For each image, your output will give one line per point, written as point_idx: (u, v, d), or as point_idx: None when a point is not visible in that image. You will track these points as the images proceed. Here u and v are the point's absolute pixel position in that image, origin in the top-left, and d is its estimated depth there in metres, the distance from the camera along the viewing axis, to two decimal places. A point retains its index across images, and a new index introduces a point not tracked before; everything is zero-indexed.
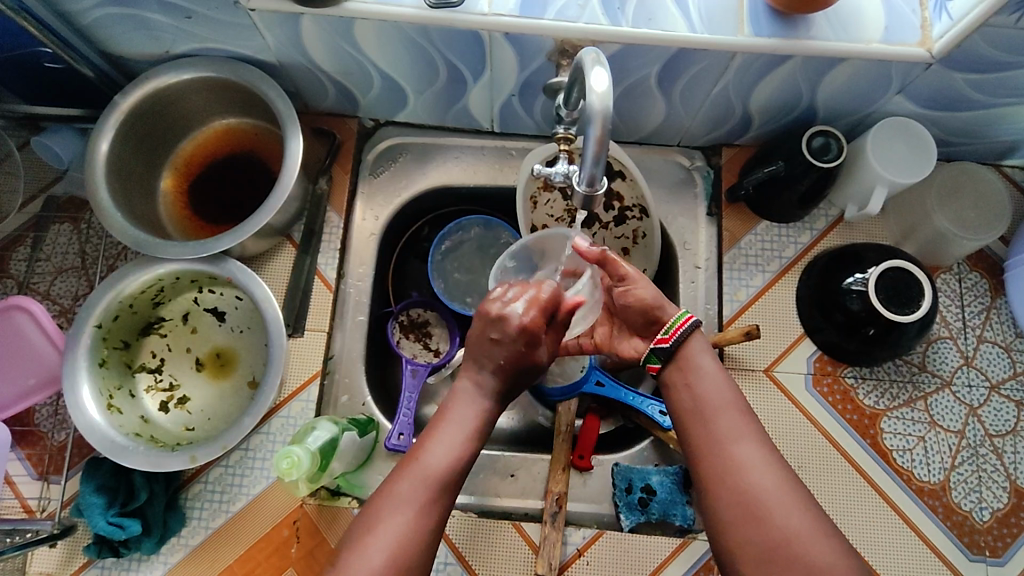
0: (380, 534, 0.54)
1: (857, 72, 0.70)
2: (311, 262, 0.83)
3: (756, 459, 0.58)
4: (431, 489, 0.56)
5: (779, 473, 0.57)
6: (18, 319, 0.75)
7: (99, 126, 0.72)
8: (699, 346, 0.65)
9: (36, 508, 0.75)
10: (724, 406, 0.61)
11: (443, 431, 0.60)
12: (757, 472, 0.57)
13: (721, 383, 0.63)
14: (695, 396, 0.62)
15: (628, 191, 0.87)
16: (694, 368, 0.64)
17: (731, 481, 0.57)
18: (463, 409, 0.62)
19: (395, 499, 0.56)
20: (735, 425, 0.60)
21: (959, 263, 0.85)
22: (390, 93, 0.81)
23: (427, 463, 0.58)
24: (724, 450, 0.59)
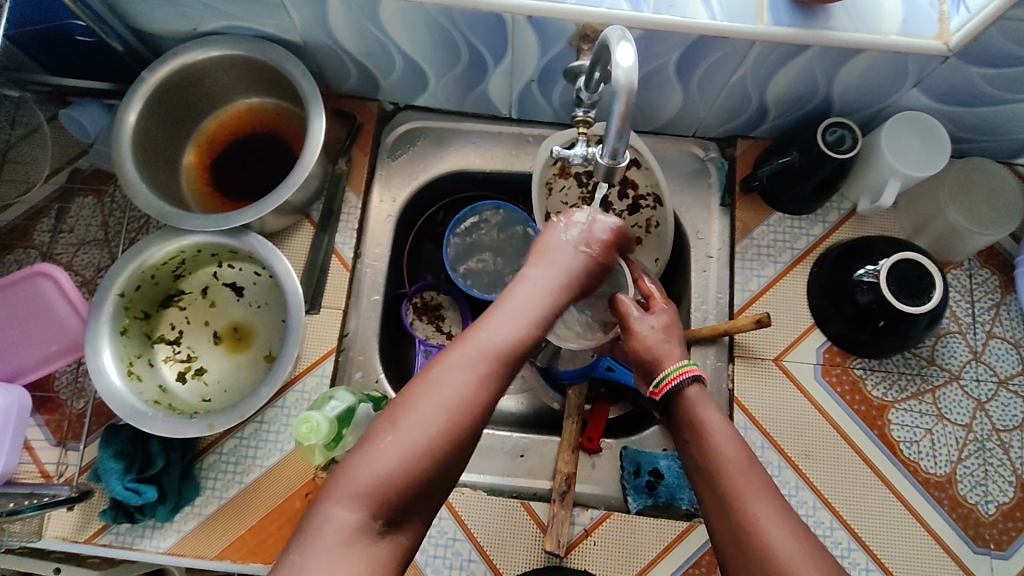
0: (420, 411, 0.50)
1: (874, 64, 0.71)
2: (328, 241, 0.85)
3: (769, 513, 0.52)
4: (494, 352, 0.54)
5: (795, 529, 0.51)
6: (43, 286, 0.77)
7: (127, 99, 0.74)
8: (698, 395, 0.60)
9: (53, 473, 0.76)
10: (734, 463, 0.55)
11: (506, 311, 0.58)
12: (771, 532, 0.51)
13: (726, 435, 0.57)
14: (699, 448, 0.58)
15: (642, 179, 0.88)
16: (696, 419, 0.59)
17: (746, 545, 0.51)
18: (529, 290, 0.60)
19: (451, 363, 0.53)
20: (743, 477, 0.54)
21: (970, 259, 0.86)
22: (411, 76, 0.83)
23: (487, 335, 0.55)
24: (735, 508, 0.53)
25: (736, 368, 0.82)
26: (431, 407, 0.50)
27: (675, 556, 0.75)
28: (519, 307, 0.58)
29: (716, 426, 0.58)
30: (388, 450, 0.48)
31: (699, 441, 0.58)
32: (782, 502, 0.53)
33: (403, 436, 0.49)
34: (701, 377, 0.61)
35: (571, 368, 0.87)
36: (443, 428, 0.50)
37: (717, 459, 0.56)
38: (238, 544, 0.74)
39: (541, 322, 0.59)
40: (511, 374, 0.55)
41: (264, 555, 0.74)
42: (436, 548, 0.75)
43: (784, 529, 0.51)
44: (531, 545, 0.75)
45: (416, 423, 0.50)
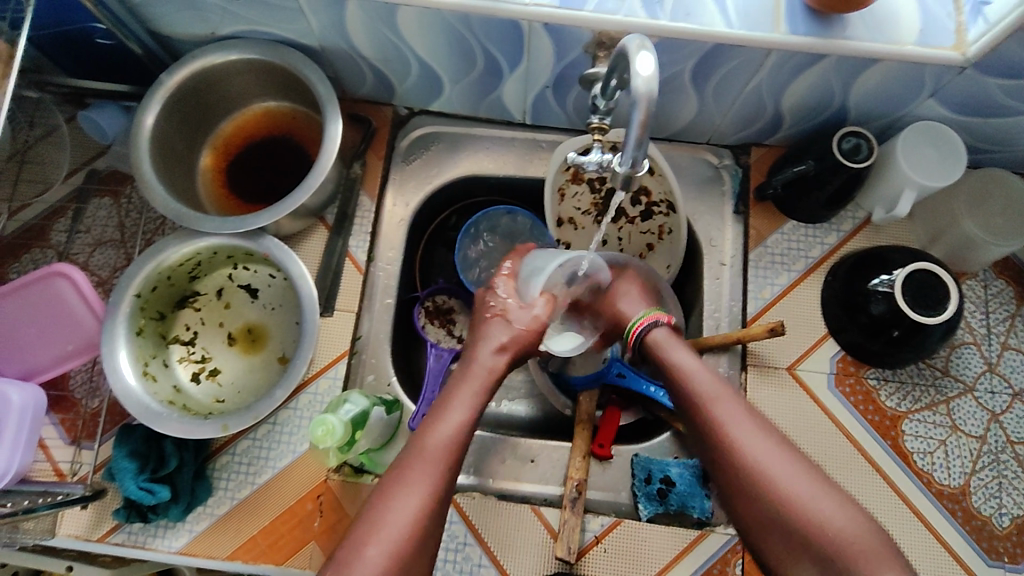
0: (388, 524, 0.53)
1: (891, 73, 0.71)
2: (342, 244, 0.85)
3: (745, 429, 0.58)
4: (445, 451, 0.58)
5: (772, 439, 0.58)
6: (61, 285, 0.77)
7: (146, 101, 0.74)
8: (669, 337, 0.68)
9: (68, 472, 0.76)
10: (710, 391, 0.62)
11: (458, 394, 0.64)
12: (753, 444, 0.57)
13: (700, 370, 0.64)
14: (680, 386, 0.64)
15: (656, 185, 0.88)
16: (669, 359, 0.66)
17: (735, 463, 0.57)
18: (477, 367, 0.66)
19: (416, 459, 0.57)
20: (725, 400, 0.61)
21: (985, 270, 0.85)
22: (427, 81, 0.83)
23: (439, 429, 0.60)
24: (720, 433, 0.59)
25: (749, 376, 0.81)
26: (408, 499, 0.55)
27: (685, 564, 0.74)
28: (467, 393, 0.64)
29: (690, 365, 0.64)
30: (387, 532, 0.53)
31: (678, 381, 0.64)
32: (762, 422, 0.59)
33: (394, 522, 0.53)
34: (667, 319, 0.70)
35: (583, 374, 0.86)
36: (423, 518, 0.54)
37: (697, 389, 0.63)
38: (250, 545, 0.75)
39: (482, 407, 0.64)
40: (456, 478, 0.59)
41: (275, 556, 0.74)
42: (446, 552, 0.75)
43: (766, 443, 0.57)
44: (541, 551, 0.75)
45: (399, 511, 0.54)
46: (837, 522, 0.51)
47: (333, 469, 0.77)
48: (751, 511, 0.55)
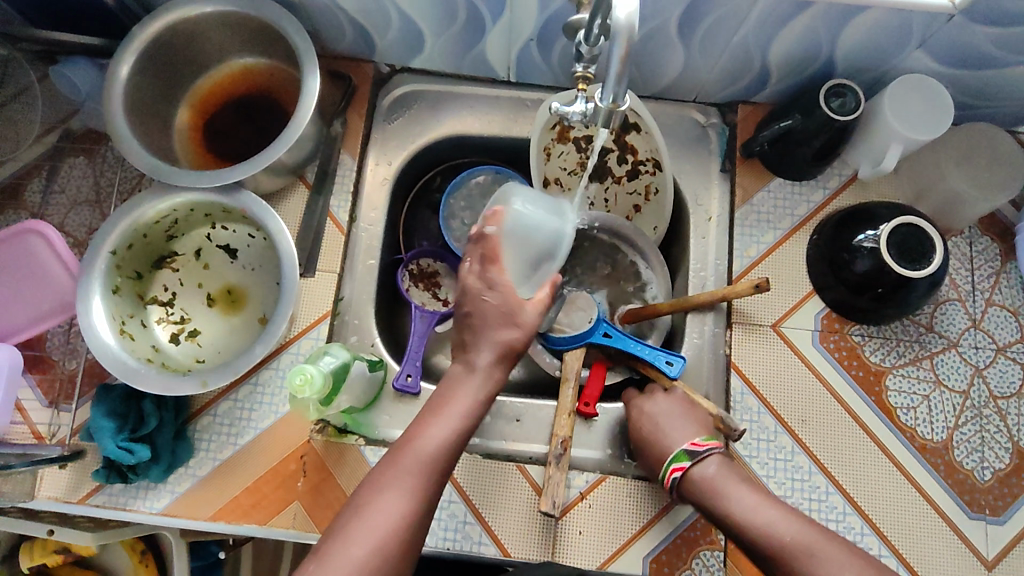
0: (370, 522, 0.57)
1: (877, 23, 0.70)
2: (324, 203, 0.84)
3: (835, 570, 0.56)
4: (426, 465, 0.60)
5: (860, 574, 0.55)
6: (34, 243, 0.75)
7: (118, 51, 0.72)
8: (719, 471, 0.67)
9: (45, 434, 0.75)
10: (788, 530, 0.60)
11: (440, 409, 0.64)
12: (825, 566, 0.56)
13: (751, 502, 0.63)
14: (741, 529, 0.62)
15: (642, 144, 0.86)
16: (713, 484, 0.66)
17: None
18: (461, 388, 0.65)
19: (398, 464, 0.60)
20: (811, 543, 0.58)
21: (971, 227, 0.85)
22: (408, 35, 0.81)
23: (419, 445, 0.61)
24: (797, 568, 0.57)
25: (735, 334, 0.81)
26: (396, 501, 0.58)
27: (671, 518, 0.75)
28: (461, 402, 0.64)
29: (765, 504, 0.62)
30: (375, 526, 0.57)
31: (747, 524, 0.62)
32: (832, 539, 0.58)
33: (379, 520, 0.57)
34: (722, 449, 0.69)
35: (567, 335, 0.84)
36: (404, 527, 0.58)
37: (768, 531, 0.60)
38: (232, 506, 0.74)
39: (479, 416, 0.65)
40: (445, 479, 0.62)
41: (258, 516, 0.74)
42: (430, 511, 0.75)
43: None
44: (525, 508, 0.75)
45: (384, 513, 0.57)
46: None
47: (316, 430, 0.77)
48: None
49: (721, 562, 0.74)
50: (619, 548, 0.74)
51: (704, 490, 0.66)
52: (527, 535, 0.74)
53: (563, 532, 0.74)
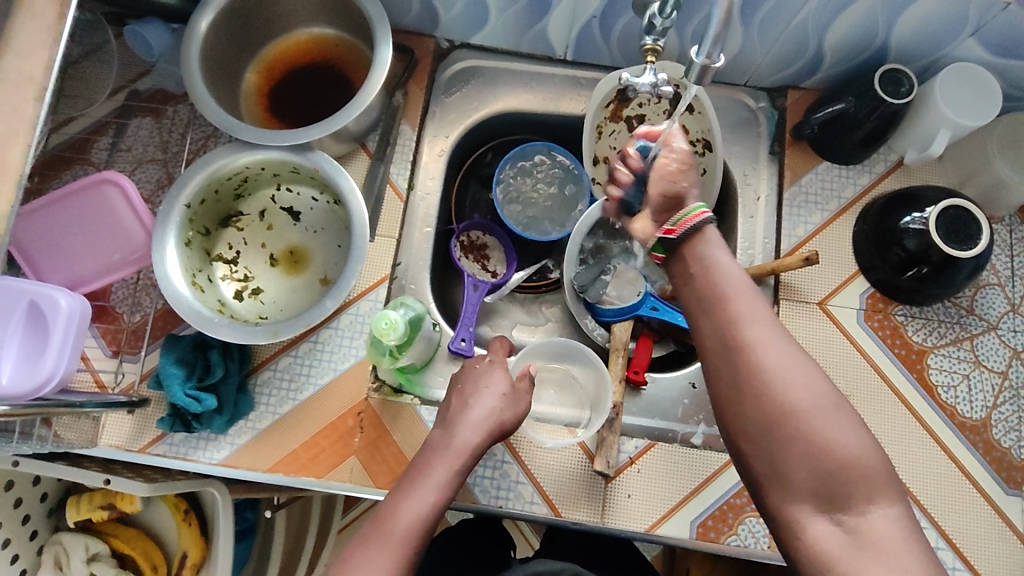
0: None
1: (938, 7, 0.72)
2: (384, 171, 0.85)
3: (764, 341, 0.54)
4: (410, 529, 0.55)
5: (789, 352, 0.54)
6: (108, 192, 0.77)
7: (199, 11, 0.74)
8: (708, 250, 0.59)
9: (108, 383, 0.77)
10: (737, 289, 0.57)
11: (440, 457, 0.61)
12: (798, 399, 0.53)
13: (735, 274, 0.57)
14: (726, 329, 0.56)
15: (694, 124, 0.88)
16: (710, 255, 0.59)
17: (749, 397, 0.54)
18: (459, 434, 0.62)
19: (384, 529, 0.55)
20: (742, 304, 0.56)
21: (1011, 215, 0.87)
22: (473, 10, 0.83)
23: (410, 506, 0.56)
24: (764, 399, 0.53)
25: (782, 310, 0.83)
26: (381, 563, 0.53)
27: (718, 484, 0.77)
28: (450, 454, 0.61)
29: (759, 317, 0.55)
30: None
31: (732, 341, 0.55)
32: (816, 376, 0.54)
33: None
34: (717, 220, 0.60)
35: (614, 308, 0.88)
36: None
37: (710, 286, 0.57)
38: (290, 458, 0.76)
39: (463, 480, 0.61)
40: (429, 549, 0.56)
41: (315, 469, 0.76)
42: (485, 469, 0.77)
43: (776, 351, 0.54)
44: (576, 470, 0.77)
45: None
46: (834, 441, 0.52)
47: (373, 389, 0.79)
48: (747, 437, 0.55)
49: (766, 529, 0.76)
50: (668, 512, 0.76)
51: (689, 260, 0.59)
52: (578, 496, 0.77)
53: (612, 495, 0.77)
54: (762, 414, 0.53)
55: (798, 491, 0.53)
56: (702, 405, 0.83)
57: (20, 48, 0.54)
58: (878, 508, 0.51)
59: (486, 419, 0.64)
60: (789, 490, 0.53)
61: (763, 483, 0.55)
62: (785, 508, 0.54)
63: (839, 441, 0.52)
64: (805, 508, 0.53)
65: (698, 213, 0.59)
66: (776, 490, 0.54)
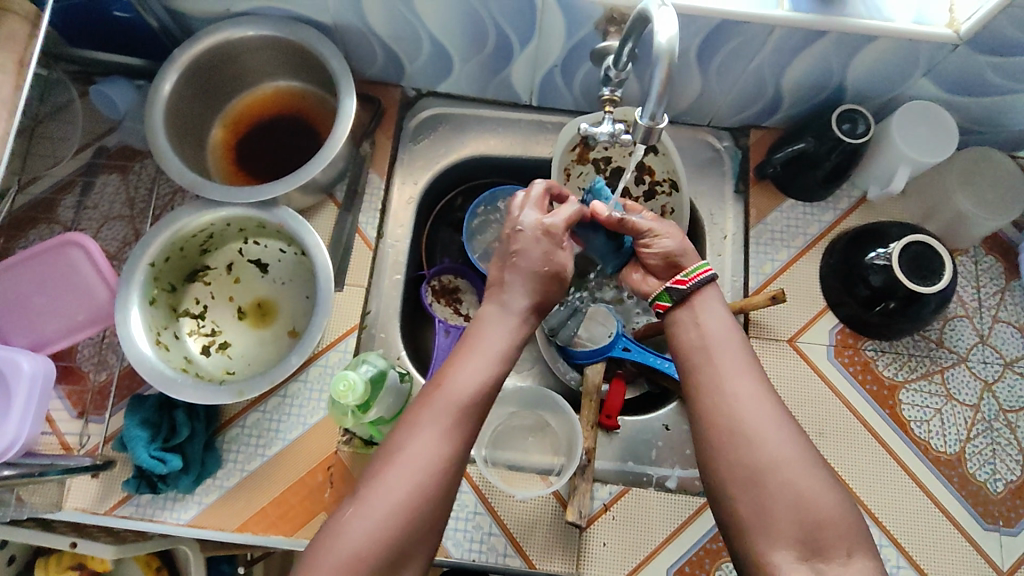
0: (398, 470, 0.54)
1: (889, 51, 0.73)
2: (352, 220, 0.85)
3: (754, 392, 0.58)
4: (460, 405, 0.57)
5: (777, 407, 0.57)
6: (72, 253, 0.77)
7: (161, 71, 0.75)
8: (707, 302, 0.65)
9: (74, 445, 0.76)
10: (730, 343, 0.61)
11: (482, 344, 0.62)
12: (786, 450, 0.55)
13: (727, 331, 0.62)
14: (718, 378, 0.59)
15: (659, 165, 0.89)
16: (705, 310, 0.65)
17: (739, 439, 0.56)
18: (462, 381, 0.58)
19: (389, 472, 0.54)
20: (735, 360, 0.60)
21: (975, 246, 0.88)
22: (437, 61, 0.84)
23: (461, 376, 0.59)
24: (754, 443, 0.55)
25: (752, 348, 0.83)
26: (428, 442, 0.55)
27: (694, 529, 0.76)
28: (487, 341, 0.62)
29: (748, 372, 0.59)
30: (405, 469, 0.54)
31: (724, 387, 0.58)
32: (801, 432, 0.57)
33: (409, 466, 0.54)
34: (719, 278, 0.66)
35: (586, 349, 0.88)
36: (433, 473, 0.54)
37: (706, 334, 0.62)
38: (259, 517, 0.75)
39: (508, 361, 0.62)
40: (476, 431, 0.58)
41: (285, 527, 0.75)
42: (457, 521, 0.76)
43: (766, 402, 0.57)
44: (549, 519, 0.76)
45: (414, 455, 0.55)
46: (818, 494, 0.53)
47: (343, 441, 0.78)
48: (730, 480, 0.55)
49: None
50: (643, 560, 0.75)
51: (686, 307, 0.65)
52: (552, 546, 0.75)
53: (587, 544, 0.76)
54: (751, 458, 0.55)
55: (780, 539, 0.52)
56: (676, 447, 0.83)
57: None
58: (857, 560, 0.51)
59: (489, 375, 0.60)
60: (771, 538, 0.52)
61: (743, 531, 0.54)
62: (767, 555, 0.52)
63: (821, 495, 0.53)
64: (786, 559, 0.51)
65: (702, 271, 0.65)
66: (760, 536, 0.53)
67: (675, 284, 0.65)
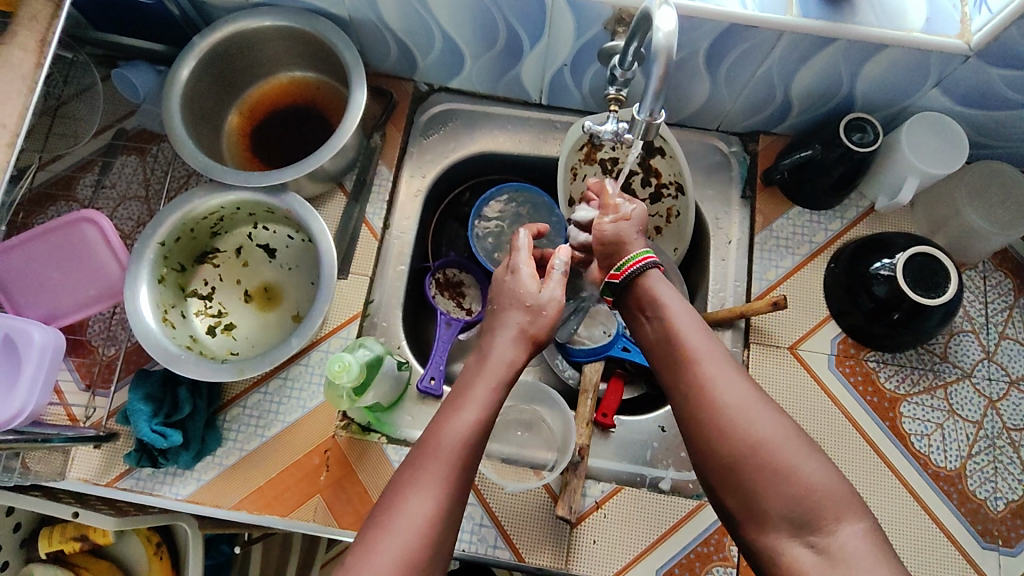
0: (396, 530, 0.52)
1: (899, 60, 0.73)
2: (360, 210, 0.87)
3: (721, 372, 0.57)
4: (453, 461, 0.55)
5: (744, 382, 0.57)
6: (86, 230, 0.79)
7: (180, 57, 0.77)
8: (660, 286, 0.65)
9: (80, 416, 0.78)
10: (692, 327, 0.61)
11: (474, 389, 0.61)
12: (756, 428, 0.54)
13: (686, 314, 0.62)
14: (684, 363, 0.59)
15: (666, 167, 0.89)
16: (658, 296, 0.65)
17: (711, 425, 0.55)
18: (454, 431, 0.57)
19: (384, 536, 0.51)
20: (697, 345, 0.60)
21: (985, 261, 0.87)
22: (449, 57, 0.85)
23: (451, 429, 0.57)
24: (726, 426, 0.55)
25: (752, 353, 0.83)
26: (422, 503, 0.53)
27: (685, 531, 0.76)
28: (484, 385, 0.61)
29: (711, 352, 0.59)
30: (400, 529, 0.52)
31: (693, 372, 0.58)
32: (773, 406, 0.56)
33: (405, 526, 0.52)
34: (658, 264, 0.67)
35: (585, 347, 0.89)
36: (428, 532, 0.52)
37: (668, 323, 0.62)
38: (256, 496, 0.76)
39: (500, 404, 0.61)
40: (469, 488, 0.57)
41: (280, 507, 0.76)
42: None
43: (732, 381, 0.57)
44: (540, 514, 0.77)
45: (408, 517, 0.52)
46: (803, 469, 0.52)
47: (340, 426, 0.79)
48: (716, 470, 0.55)
49: None
50: (633, 559, 0.75)
51: (641, 300, 0.65)
52: (542, 541, 0.76)
53: (577, 541, 0.76)
54: (727, 443, 0.54)
55: (774, 522, 0.52)
56: (672, 449, 0.82)
57: None
58: (845, 526, 0.50)
59: (480, 423, 0.58)
60: (766, 523, 0.53)
61: (738, 521, 0.55)
62: (760, 540, 0.53)
63: (806, 468, 0.52)
64: (782, 538, 0.52)
65: (640, 259, 0.67)
66: (759, 526, 0.53)
67: (609, 280, 0.68)
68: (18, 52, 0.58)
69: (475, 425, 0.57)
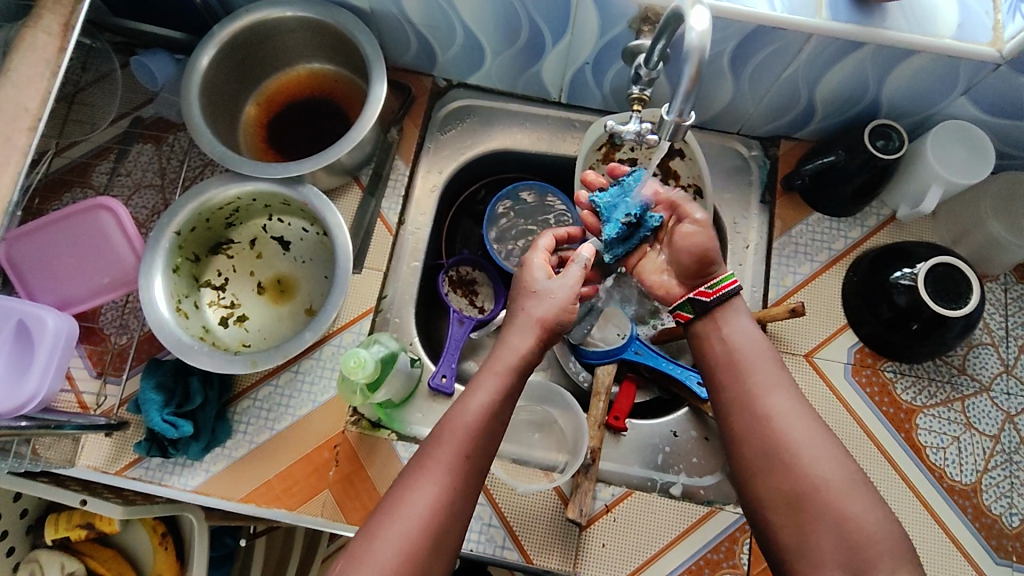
0: (399, 520, 0.52)
1: (927, 66, 0.72)
2: (375, 205, 0.86)
3: (789, 411, 0.58)
4: (460, 451, 0.55)
5: (812, 423, 0.58)
6: (102, 217, 0.79)
7: (200, 46, 0.77)
8: (734, 313, 0.66)
9: (91, 404, 0.78)
10: (759, 360, 0.62)
11: (485, 378, 0.60)
12: (822, 471, 0.55)
13: (755, 346, 0.63)
14: (750, 395, 0.60)
15: (685, 169, 0.88)
16: (726, 322, 0.66)
17: (776, 461, 0.56)
18: (463, 420, 0.56)
19: (390, 527, 0.52)
20: (766, 379, 0.61)
21: (1006, 274, 0.86)
22: (469, 52, 0.84)
23: (460, 417, 0.57)
24: (790, 464, 0.56)
25: None
26: (424, 493, 0.53)
27: (696, 537, 0.75)
28: (495, 376, 0.60)
29: (783, 389, 0.60)
30: (405, 519, 0.52)
31: (760, 406, 0.59)
32: (839, 450, 0.56)
33: (408, 516, 0.52)
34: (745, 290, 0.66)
35: (599, 350, 0.88)
36: (431, 524, 0.52)
37: (734, 352, 0.63)
38: (265, 488, 0.76)
39: (514, 392, 0.60)
40: (479, 478, 0.56)
41: (289, 501, 0.75)
42: None
43: (800, 421, 0.58)
44: (550, 515, 0.76)
45: (412, 507, 0.52)
46: (862, 516, 0.53)
47: (351, 421, 0.79)
48: (770, 505, 0.56)
49: None
50: (642, 564, 0.74)
51: (712, 322, 0.66)
52: (551, 542, 0.75)
53: (585, 544, 0.75)
54: (791, 480, 0.55)
55: (824, 564, 0.52)
56: (684, 454, 0.82)
57: (17, 80, 0.56)
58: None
59: (492, 412, 0.57)
60: (815, 564, 0.53)
61: (784, 554, 0.55)
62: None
63: (868, 517, 0.53)
64: None
65: (732, 281, 0.66)
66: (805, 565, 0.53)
67: (698, 297, 0.67)
68: (41, 35, 0.58)
69: (486, 412, 0.57)
